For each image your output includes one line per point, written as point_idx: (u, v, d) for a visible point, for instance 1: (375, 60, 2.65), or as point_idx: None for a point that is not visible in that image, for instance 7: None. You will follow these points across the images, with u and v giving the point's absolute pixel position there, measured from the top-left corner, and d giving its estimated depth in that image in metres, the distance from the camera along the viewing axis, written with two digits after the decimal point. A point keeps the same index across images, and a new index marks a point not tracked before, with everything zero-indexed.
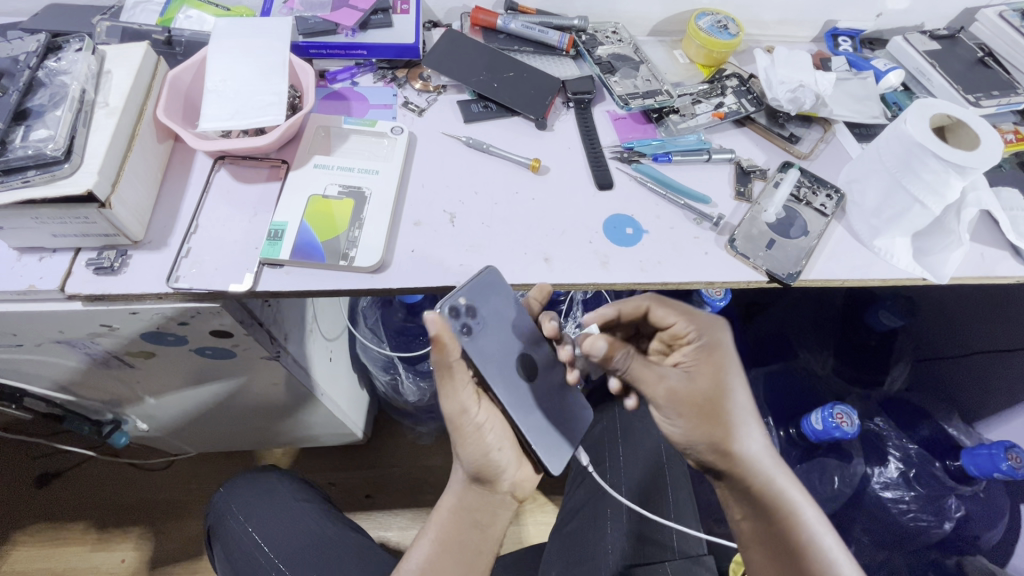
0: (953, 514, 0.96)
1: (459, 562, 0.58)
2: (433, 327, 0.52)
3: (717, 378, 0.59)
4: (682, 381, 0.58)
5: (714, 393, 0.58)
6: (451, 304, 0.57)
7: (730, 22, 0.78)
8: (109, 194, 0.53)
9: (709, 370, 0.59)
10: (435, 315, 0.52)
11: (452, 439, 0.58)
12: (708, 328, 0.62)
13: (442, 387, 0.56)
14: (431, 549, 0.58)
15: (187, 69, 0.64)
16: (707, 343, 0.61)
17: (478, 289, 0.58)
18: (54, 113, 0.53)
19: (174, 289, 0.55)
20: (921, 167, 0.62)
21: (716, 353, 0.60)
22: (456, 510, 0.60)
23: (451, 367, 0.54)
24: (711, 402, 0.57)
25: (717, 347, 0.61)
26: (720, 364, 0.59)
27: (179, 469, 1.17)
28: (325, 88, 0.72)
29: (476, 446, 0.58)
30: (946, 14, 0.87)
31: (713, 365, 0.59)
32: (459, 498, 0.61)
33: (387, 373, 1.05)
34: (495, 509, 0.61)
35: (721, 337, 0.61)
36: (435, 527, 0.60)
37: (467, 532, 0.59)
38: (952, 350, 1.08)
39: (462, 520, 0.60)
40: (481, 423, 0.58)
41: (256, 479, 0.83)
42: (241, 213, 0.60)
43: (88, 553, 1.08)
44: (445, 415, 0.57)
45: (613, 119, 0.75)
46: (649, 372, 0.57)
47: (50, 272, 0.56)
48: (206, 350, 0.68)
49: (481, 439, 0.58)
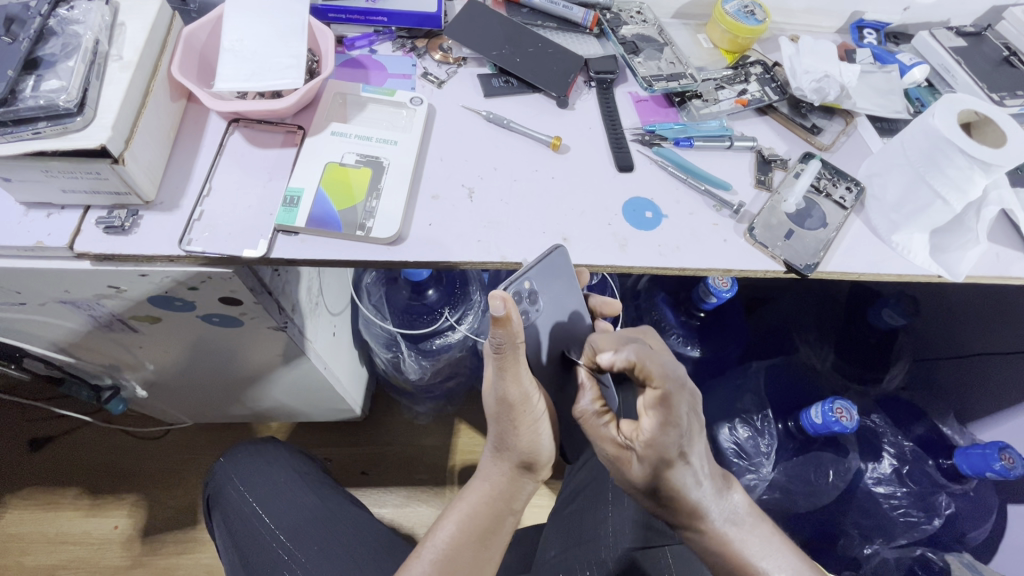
0: (943, 511, 0.98)
1: (490, 547, 0.59)
2: (501, 309, 0.49)
3: (650, 478, 0.57)
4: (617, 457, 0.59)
5: (644, 481, 0.58)
6: (515, 287, 0.57)
7: (758, 8, 0.76)
8: (123, 151, 0.51)
9: (643, 466, 0.57)
10: (505, 295, 0.50)
11: (508, 426, 0.58)
12: (658, 451, 0.54)
13: (503, 370, 0.54)
14: (459, 533, 0.59)
15: (204, 27, 0.62)
16: (648, 460, 0.56)
17: (544, 271, 0.58)
18: (66, 63, 0.51)
19: (186, 251, 0.54)
20: (947, 164, 0.61)
21: (654, 469, 0.56)
22: (492, 497, 0.61)
23: (513, 350, 0.52)
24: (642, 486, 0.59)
25: (668, 457, 0.55)
26: (656, 465, 0.56)
27: (175, 438, 1.16)
28: (343, 54, 0.71)
29: (530, 437, 0.58)
30: (973, 10, 0.86)
31: (651, 471, 0.57)
32: (495, 485, 0.61)
33: (390, 350, 1.04)
34: (527, 496, 0.63)
35: (678, 444, 0.54)
36: (467, 511, 0.60)
37: (499, 517, 0.60)
38: (951, 352, 1.09)
39: (495, 509, 0.60)
40: (538, 415, 0.58)
41: (257, 449, 0.83)
42: (256, 179, 0.59)
43: (82, 518, 1.08)
44: (503, 398, 0.56)
45: (635, 101, 0.73)
46: (590, 429, 0.60)
47: (59, 229, 0.54)
48: (213, 317, 0.67)
49: (537, 430, 0.58)
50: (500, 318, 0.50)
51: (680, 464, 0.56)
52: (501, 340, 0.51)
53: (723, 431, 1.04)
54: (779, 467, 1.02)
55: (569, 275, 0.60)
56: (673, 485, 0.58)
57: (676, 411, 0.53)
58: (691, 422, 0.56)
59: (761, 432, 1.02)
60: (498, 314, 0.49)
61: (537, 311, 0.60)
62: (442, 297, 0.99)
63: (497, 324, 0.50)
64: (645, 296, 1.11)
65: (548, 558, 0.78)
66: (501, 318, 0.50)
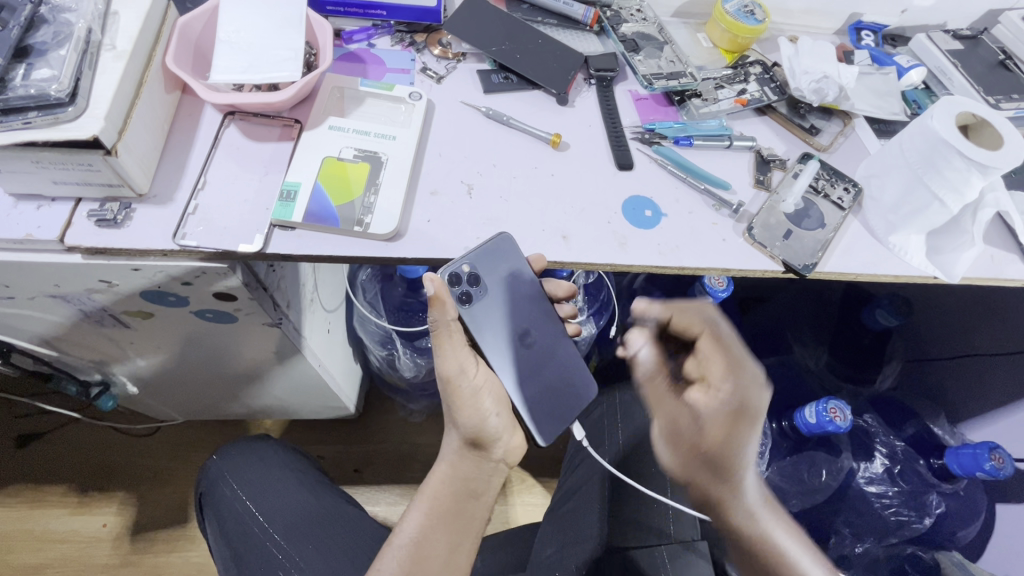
0: (933, 510, 0.99)
1: (458, 529, 0.59)
2: (432, 287, 0.54)
3: (716, 427, 0.61)
4: (675, 440, 0.64)
5: (687, 471, 0.64)
6: (452, 269, 0.57)
7: (757, 8, 0.76)
8: (116, 142, 0.50)
9: (699, 458, 0.63)
10: (436, 276, 0.54)
11: (449, 404, 0.59)
12: (738, 388, 0.61)
13: (439, 349, 0.57)
14: (425, 518, 0.59)
15: (199, 17, 0.61)
16: (722, 401, 0.61)
17: (485, 254, 0.58)
18: (58, 52, 0.50)
19: (180, 246, 0.53)
20: (944, 165, 0.61)
21: (721, 416, 0.61)
22: (450, 478, 0.61)
23: (446, 328, 0.56)
24: (685, 472, 0.65)
25: (740, 408, 0.61)
26: (714, 463, 0.62)
27: (165, 435, 1.14)
28: (341, 47, 0.70)
29: (474, 412, 0.59)
30: (969, 14, 0.87)
31: (722, 419, 0.61)
32: (452, 465, 0.61)
33: (384, 348, 1.03)
34: (487, 477, 0.62)
35: (741, 453, 0.62)
36: (430, 495, 0.60)
37: (461, 499, 0.60)
38: (942, 352, 1.10)
39: (456, 489, 0.60)
40: (478, 389, 0.59)
41: (249, 446, 0.82)
42: (251, 172, 0.58)
43: (69, 516, 1.06)
44: (443, 377, 0.58)
45: (635, 99, 0.73)
46: (650, 393, 0.67)
47: (49, 221, 0.53)
48: (207, 313, 0.66)
49: (479, 405, 0.60)
50: (432, 297, 0.54)
51: (735, 471, 0.62)
52: (436, 319, 0.56)
53: None
54: (773, 467, 1.00)
55: (517, 257, 0.59)
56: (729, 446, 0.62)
57: (748, 411, 0.61)
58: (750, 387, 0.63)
59: None
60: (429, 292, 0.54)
61: (481, 293, 0.60)
62: None
63: (431, 305, 0.55)
64: (641, 295, 1.10)
65: (545, 557, 0.77)
66: (433, 298, 0.54)
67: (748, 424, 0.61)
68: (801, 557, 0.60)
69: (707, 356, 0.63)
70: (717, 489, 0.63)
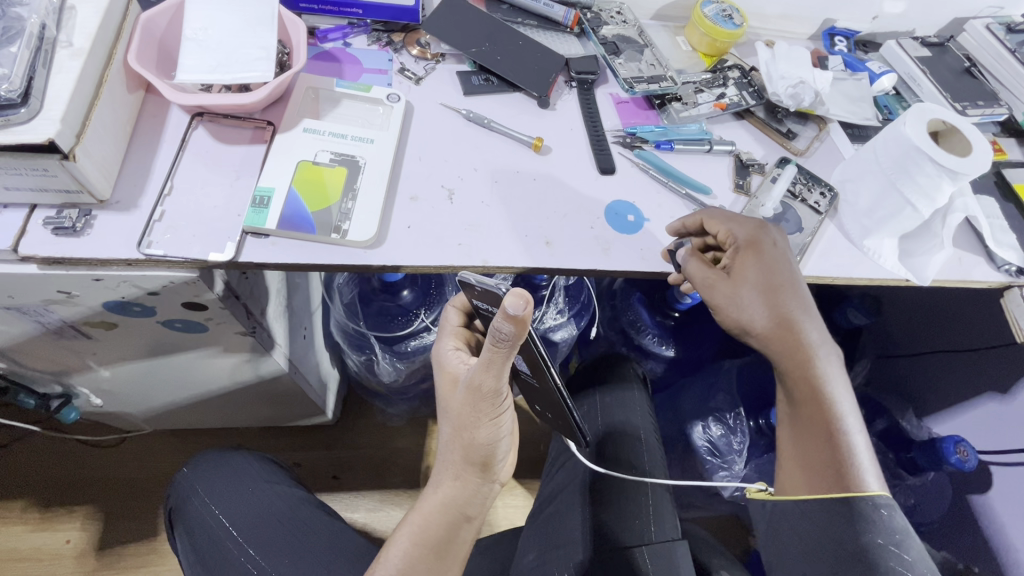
0: (902, 503, 1.02)
1: (445, 558, 0.57)
2: (520, 307, 0.42)
3: (766, 273, 0.57)
4: (742, 322, 0.57)
5: (772, 324, 0.56)
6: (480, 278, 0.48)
7: (735, 12, 0.77)
8: (74, 146, 0.47)
9: (761, 293, 0.57)
10: (528, 295, 0.43)
11: (469, 417, 0.54)
12: (758, 232, 0.59)
13: (486, 365, 0.49)
14: (412, 548, 0.56)
15: (163, 13, 0.58)
16: (754, 244, 0.58)
17: None
18: (8, 49, 0.47)
19: (145, 255, 0.51)
20: (917, 171, 0.63)
21: (765, 254, 0.58)
22: (447, 505, 0.57)
23: (508, 347, 0.46)
24: (771, 331, 0.56)
25: (763, 246, 0.58)
26: (775, 318, 0.56)
27: (133, 446, 1.10)
28: (315, 47, 0.68)
29: (491, 432, 0.55)
30: (935, 21, 0.90)
31: (771, 267, 0.58)
32: (446, 493, 0.58)
33: (362, 352, 1.00)
34: (482, 500, 0.59)
35: (790, 292, 0.57)
36: (420, 523, 0.57)
37: (455, 526, 0.57)
38: (909, 349, 1.13)
39: (450, 516, 0.57)
40: (502, 409, 0.55)
41: (221, 458, 0.80)
42: (222, 177, 0.55)
43: (30, 533, 1.01)
44: (475, 388, 0.52)
45: (616, 102, 0.73)
46: (701, 280, 0.59)
47: (2, 229, 0.50)
48: (176, 322, 0.63)
49: (499, 425, 0.55)
50: (516, 317, 0.42)
51: (800, 319, 0.57)
52: (507, 338, 0.44)
53: (697, 429, 1.02)
54: (750, 463, 1.01)
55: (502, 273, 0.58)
56: (789, 300, 0.57)
57: (774, 255, 0.58)
58: (769, 236, 0.59)
59: (733, 430, 1.01)
60: (515, 314, 0.42)
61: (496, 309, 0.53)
62: (418, 298, 0.96)
63: (508, 323, 0.43)
64: (621, 296, 1.09)
65: (527, 563, 0.78)
66: (518, 317, 0.42)
67: (777, 261, 0.58)
68: (857, 451, 0.53)
69: (720, 222, 0.59)
70: (795, 356, 0.56)
